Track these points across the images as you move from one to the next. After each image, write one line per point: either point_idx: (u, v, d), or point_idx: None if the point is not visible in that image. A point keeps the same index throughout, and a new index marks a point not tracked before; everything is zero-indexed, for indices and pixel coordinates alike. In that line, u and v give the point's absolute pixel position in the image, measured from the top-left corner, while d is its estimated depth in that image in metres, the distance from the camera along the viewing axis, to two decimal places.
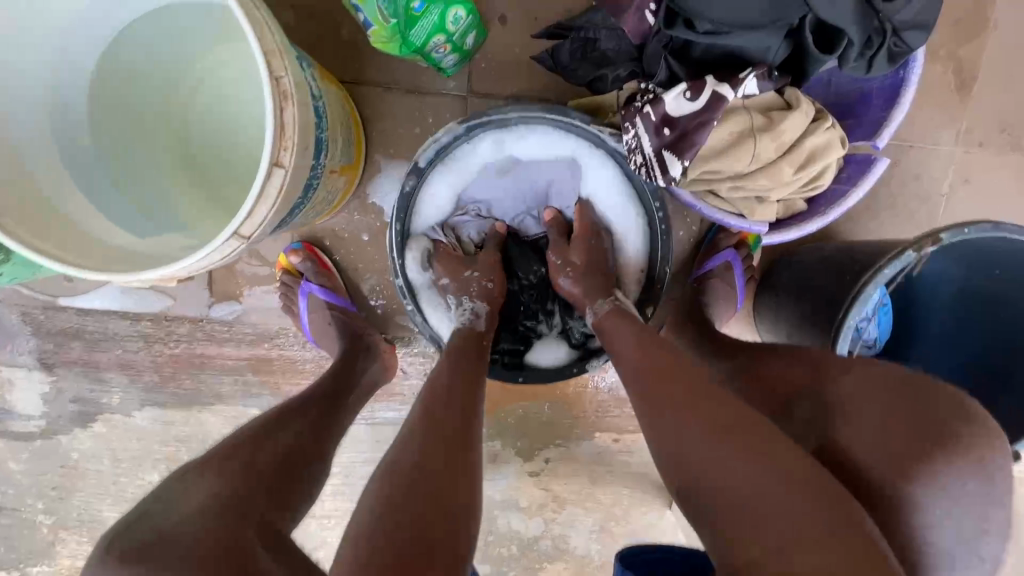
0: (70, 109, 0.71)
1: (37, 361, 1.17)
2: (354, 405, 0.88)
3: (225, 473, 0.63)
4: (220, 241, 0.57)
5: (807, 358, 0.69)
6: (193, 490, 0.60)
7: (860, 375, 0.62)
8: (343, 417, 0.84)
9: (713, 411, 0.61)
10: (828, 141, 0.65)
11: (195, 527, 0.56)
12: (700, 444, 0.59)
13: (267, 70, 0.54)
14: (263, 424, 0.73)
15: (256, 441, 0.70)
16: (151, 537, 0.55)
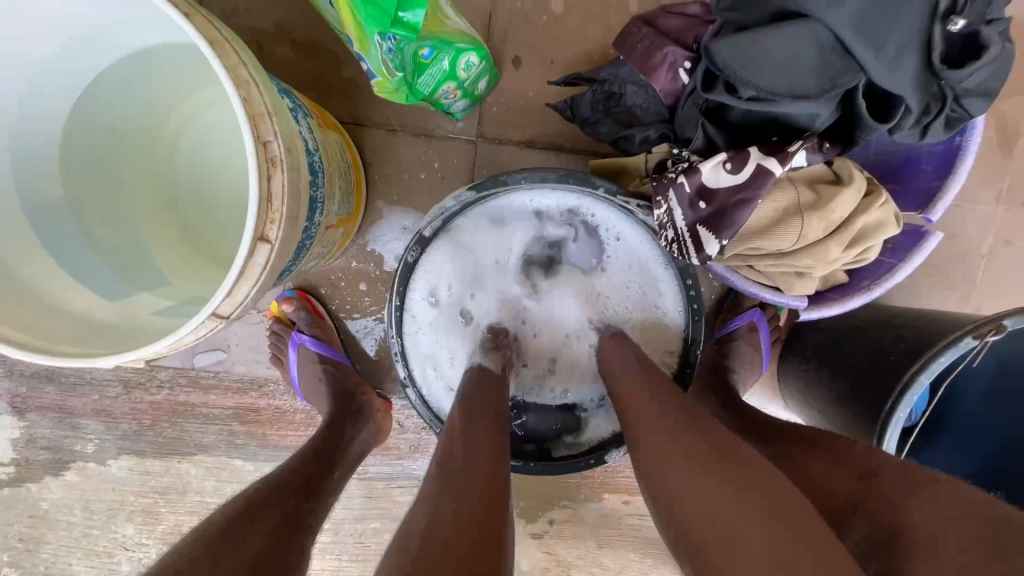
0: (40, 156, 0.64)
1: (8, 405, 1.10)
2: (339, 480, 0.81)
3: None
4: (195, 324, 0.50)
5: (850, 463, 0.62)
6: None
7: (926, 490, 0.54)
8: (322, 503, 0.75)
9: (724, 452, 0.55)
10: (882, 219, 0.58)
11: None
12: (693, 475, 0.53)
13: (252, 137, 0.48)
14: (231, 515, 0.65)
15: (224, 540, 0.61)
16: None
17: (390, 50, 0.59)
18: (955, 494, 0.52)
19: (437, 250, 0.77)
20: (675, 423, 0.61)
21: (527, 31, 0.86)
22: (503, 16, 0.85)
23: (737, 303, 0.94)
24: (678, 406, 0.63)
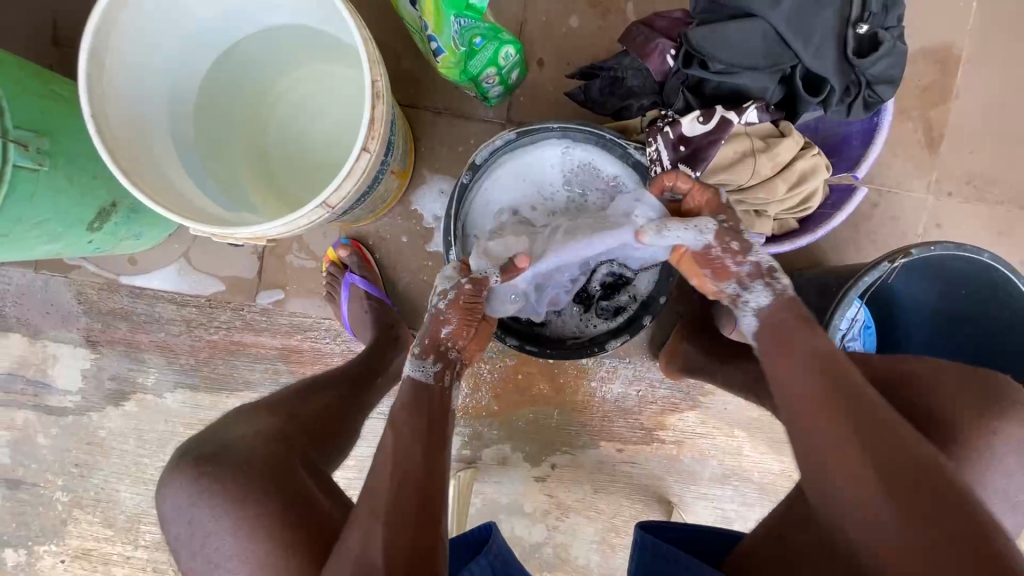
0: (184, 105, 0.84)
1: (84, 338, 1.25)
2: (385, 384, 1.01)
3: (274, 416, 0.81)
4: (311, 207, 0.69)
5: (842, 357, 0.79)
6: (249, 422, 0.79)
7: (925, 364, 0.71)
8: (375, 392, 0.97)
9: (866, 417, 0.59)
10: (815, 165, 0.80)
11: (243, 452, 0.74)
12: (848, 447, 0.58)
13: (368, 75, 0.68)
14: (306, 384, 0.91)
15: (305, 395, 0.88)
16: (215, 448, 0.74)
17: (457, 31, 0.83)
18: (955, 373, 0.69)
19: (483, 194, 0.90)
20: (835, 442, 0.59)
21: (550, 39, 1.08)
22: (531, 26, 1.08)
23: None
24: (840, 411, 0.60)
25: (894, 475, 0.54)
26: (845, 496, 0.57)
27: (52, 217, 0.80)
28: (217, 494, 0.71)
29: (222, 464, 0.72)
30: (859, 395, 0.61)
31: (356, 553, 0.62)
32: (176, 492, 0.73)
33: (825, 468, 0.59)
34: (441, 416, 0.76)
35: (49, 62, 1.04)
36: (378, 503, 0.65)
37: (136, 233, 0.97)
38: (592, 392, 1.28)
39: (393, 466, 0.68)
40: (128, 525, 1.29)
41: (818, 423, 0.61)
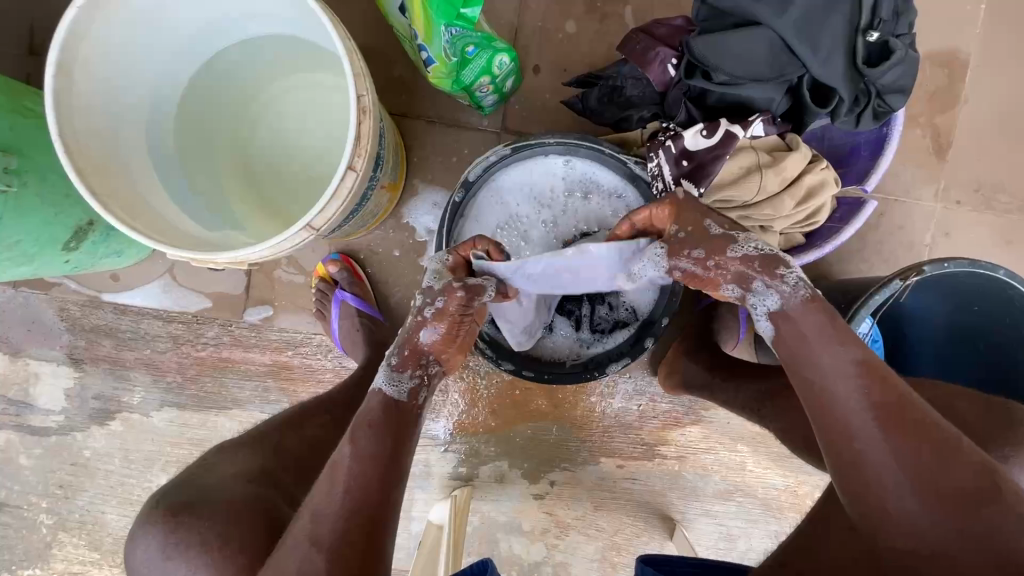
0: (164, 118, 0.80)
1: (66, 356, 1.21)
2: None
3: (255, 452, 0.84)
4: (295, 231, 0.65)
5: None
6: (229, 461, 0.82)
7: (937, 387, 0.74)
8: None
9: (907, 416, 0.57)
10: (824, 179, 0.77)
11: (225, 494, 0.76)
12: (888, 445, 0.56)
13: (354, 90, 0.65)
14: (291, 415, 0.91)
15: (293, 424, 0.89)
16: (191, 494, 0.76)
17: (449, 40, 0.79)
18: (969, 397, 0.72)
19: (481, 209, 0.86)
20: (901, 464, 0.55)
21: (545, 45, 1.05)
22: (527, 32, 1.05)
23: None
24: (904, 432, 0.56)
25: (952, 496, 0.54)
26: (904, 518, 0.55)
27: (23, 238, 0.76)
28: (190, 534, 0.71)
29: (199, 507, 0.74)
30: (916, 411, 0.57)
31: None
32: (147, 543, 0.73)
33: (886, 489, 0.56)
34: (404, 437, 0.70)
35: (24, 72, 0.99)
36: (320, 530, 0.61)
37: (116, 251, 0.93)
38: (592, 407, 1.25)
39: (344, 481, 0.64)
40: (115, 547, 1.25)
41: (880, 442, 0.56)
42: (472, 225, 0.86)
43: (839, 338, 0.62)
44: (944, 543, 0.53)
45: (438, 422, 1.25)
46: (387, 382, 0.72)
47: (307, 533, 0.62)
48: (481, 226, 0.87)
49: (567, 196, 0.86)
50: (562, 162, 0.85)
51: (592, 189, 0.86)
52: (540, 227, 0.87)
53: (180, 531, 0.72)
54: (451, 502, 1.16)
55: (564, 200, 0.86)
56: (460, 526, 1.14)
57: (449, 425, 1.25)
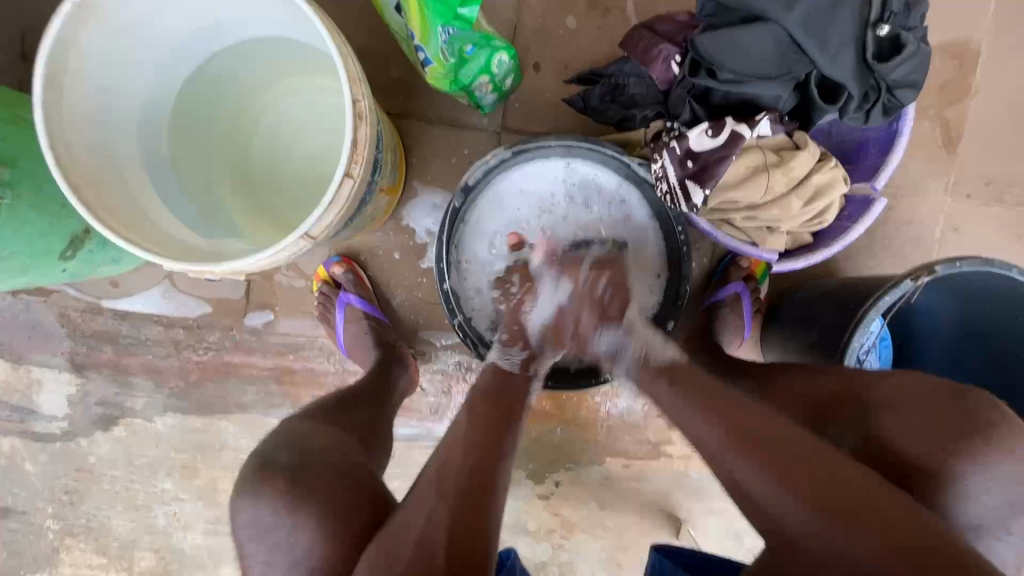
0: (156, 126, 0.78)
1: (68, 362, 1.21)
2: (393, 408, 0.97)
3: (332, 421, 0.83)
4: (292, 240, 0.64)
5: (829, 371, 0.78)
6: (316, 428, 0.80)
7: (900, 384, 0.70)
8: (385, 412, 0.94)
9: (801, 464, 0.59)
10: (833, 179, 0.75)
11: (330, 464, 0.72)
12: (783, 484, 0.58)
13: (349, 95, 0.63)
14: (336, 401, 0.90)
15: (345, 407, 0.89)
16: (301, 461, 0.72)
17: (445, 41, 0.78)
18: (925, 387, 0.68)
19: (480, 215, 0.87)
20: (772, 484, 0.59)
21: (545, 41, 1.03)
22: (526, 28, 1.02)
23: (724, 277, 1.06)
24: (756, 450, 0.61)
25: (829, 498, 0.56)
26: (811, 539, 0.55)
27: (17, 249, 0.75)
28: (301, 509, 0.67)
29: (312, 477, 0.70)
30: (761, 427, 0.63)
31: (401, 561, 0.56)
32: (249, 506, 0.69)
33: (782, 518, 0.58)
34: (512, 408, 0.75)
35: (17, 78, 0.98)
36: (446, 484, 0.63)
37: (113, 258, 0.91)
38: (597, 407, 1.24)
39: (460, 446, 0.67)
40: (122, 551, 1.26)
41: (745, 466, 0.61)
42: (473, 231, 0.88)
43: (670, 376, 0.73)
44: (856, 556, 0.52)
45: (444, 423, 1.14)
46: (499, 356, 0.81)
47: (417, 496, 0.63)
48: (481, 232, 0.88)
49: (567, 202, 0.87)
50: (563, 166, 0.86)
51: (593, 194, 0.87)
52: (541, 232, 0.88)
53: (278, 495, 0.68)
54: None
55: (564, 205, 0.87)
56: None
57: None
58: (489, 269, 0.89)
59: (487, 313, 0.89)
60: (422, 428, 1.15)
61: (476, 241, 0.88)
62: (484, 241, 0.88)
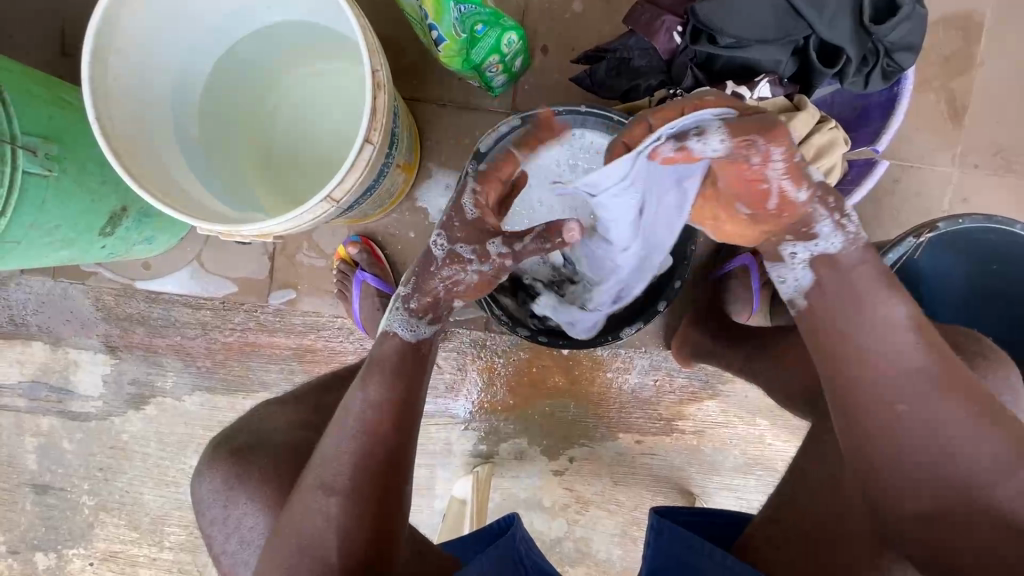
0: (186, 107, 0.84)
1: (103, 344, 1.27)
2: None
3: (301, 408, 0.94)
4: (316, 202, 0.69)
5: None
6: (278, 415, 0.93)
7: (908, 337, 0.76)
8: None
9: (963, 391, 0.61)
10: (834, 138, 0.79)
11: (276, 440, 0.88)
12: (936, 411, 0.60)
13: (369, 65, 0.68)
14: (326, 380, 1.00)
15: (323, 389, 0.97)
16: (249, 440, 0.89)
17: (458, 18, 0.83)
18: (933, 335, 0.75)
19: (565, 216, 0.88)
20: (959, 432, 0.59)
21: (554, 24, 1.06)
22: (534, 13, 1.06)
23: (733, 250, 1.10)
24: (950, 395, 0.60)
25: (981, 445, 0.58)
26: (965, 496, 0.58)
27: (62, 224, 0.81)
28: (237, 486, 0.84)
29: (256, 455, 0.87)
30: (967, 379, 0.62)
31: (320, 528, 0.67)
32: (211, 479, 0.86)
33: (927, 447, 0.60)
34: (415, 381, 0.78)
35: (59, 72, 1.04)
36: (340, 481, 0.69)
37: (147, 238, 0.97)
38: (608, 383, 1.26)
39: (349, 436, 0.71)
40: (153, 526, 1.31)
41: (940, 408, 0.60)
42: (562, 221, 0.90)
43: (887, 284, 0.66)
44: (996, 537, 0.56)
45: (459, 402, 1.26)
46: (404, 330, 0.78)
47: (328, 461, 0.71)
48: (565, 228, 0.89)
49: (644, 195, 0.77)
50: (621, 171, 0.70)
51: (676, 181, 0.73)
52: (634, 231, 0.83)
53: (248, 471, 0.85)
54: (473, 476, 1.20)
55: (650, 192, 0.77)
56: (483, 498, 1.19)
57: (470, 404, 1.26)
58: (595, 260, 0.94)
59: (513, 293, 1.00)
60: (439, 405, 1.27)
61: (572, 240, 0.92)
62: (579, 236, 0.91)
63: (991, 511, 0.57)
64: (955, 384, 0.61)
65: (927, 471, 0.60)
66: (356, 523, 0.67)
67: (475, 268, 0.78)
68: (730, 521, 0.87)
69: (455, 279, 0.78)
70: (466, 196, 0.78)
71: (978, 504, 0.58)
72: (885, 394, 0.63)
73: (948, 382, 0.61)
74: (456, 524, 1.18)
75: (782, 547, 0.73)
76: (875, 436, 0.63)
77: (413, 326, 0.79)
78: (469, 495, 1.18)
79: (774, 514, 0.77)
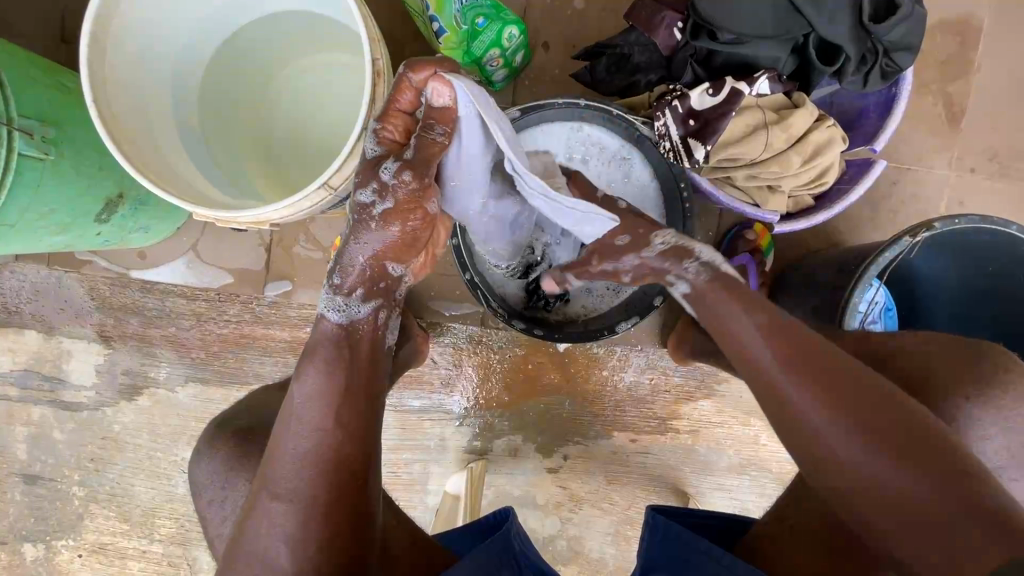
0: (184, 96, 0.84)
1: (96, 334, 1.26)
2: (396, 371, 1.02)
3: None
4: (315, 188, 0.70)
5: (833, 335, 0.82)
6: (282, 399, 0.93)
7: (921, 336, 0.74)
8: None
9: (835, 373, 0.62)
10: (832, 136, 0.82)
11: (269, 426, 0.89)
12: (810, 396, 0.61)
13: (369, 54, 0.69)
14: None
15: None
16: (246, 428, 0.88)
17: (458, 10, 0.86)
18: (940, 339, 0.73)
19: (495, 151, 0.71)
20: (845, 416, 0.59)
21: (556, 21, 1.06)
22: (536, 9, 1.06)
23: (730, 249, 1.08)
24: (819, 378, 0.62)
25: (869, 420, 0.58)
26: (874, 480, 0.56)
27: (57, 209, 0.80)
28: (228, 473, 0.84)
29: (251, 439, 0.86)
30: (837, 360, 0.63)
31: (266, 538, 0.64)
32: (202, 470, 0.86)
33: (825, 435, 0.59)
34: (364, 378, 0.72)
35: (57, 59, 1.04)
36: (281, 486, 0.65)
37: (143, 226, 0.96)
38: (604, 380, 1.25)
39: (296, 442, 0.67)
40: (144, 519, 1.30)
41: (812, 395, 0.61)
42: (454, 176, 0.73)
43: None
44: (920, 501, 0.53)
45: (454, 397, 1.26)
46: (333, 311, 0.73)
47: (278, 466, 0.66)
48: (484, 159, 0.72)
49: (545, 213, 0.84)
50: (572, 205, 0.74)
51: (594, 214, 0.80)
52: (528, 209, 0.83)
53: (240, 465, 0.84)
54: (467, 472, 1.19)
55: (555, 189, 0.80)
56: (477, 494, 1.19)
57: (465, 400, 1.26)
58: (492, 230, 0.85)
59: (515, 289, 1.02)
60: (433, 400, 1.26)
61: (465, 199, 0.77)
62: (473, 198, 0.78)
63: (909, 479, 0.54)
64: (828, 365, 0.62)
65: (839, 461, 0.58)
66: (302, 534, 0.63)
67: (379, 211, 0.70)
68: (725, 519, 0.87)
69: (361, 229, 0.70)
70: (368, 138, 0.69)
71: (891, 478, 0.55)
72: (776, 393, 0.64)
73: (818, 366, 0.63)
74: (448, 519, 1.17)
75: (789, 545, 0.74)
76: (789, 436, 0.63)
77: (344, 306, 0.73)
78: (463, 491, 1.17)
79: (781, 513, 0.78)
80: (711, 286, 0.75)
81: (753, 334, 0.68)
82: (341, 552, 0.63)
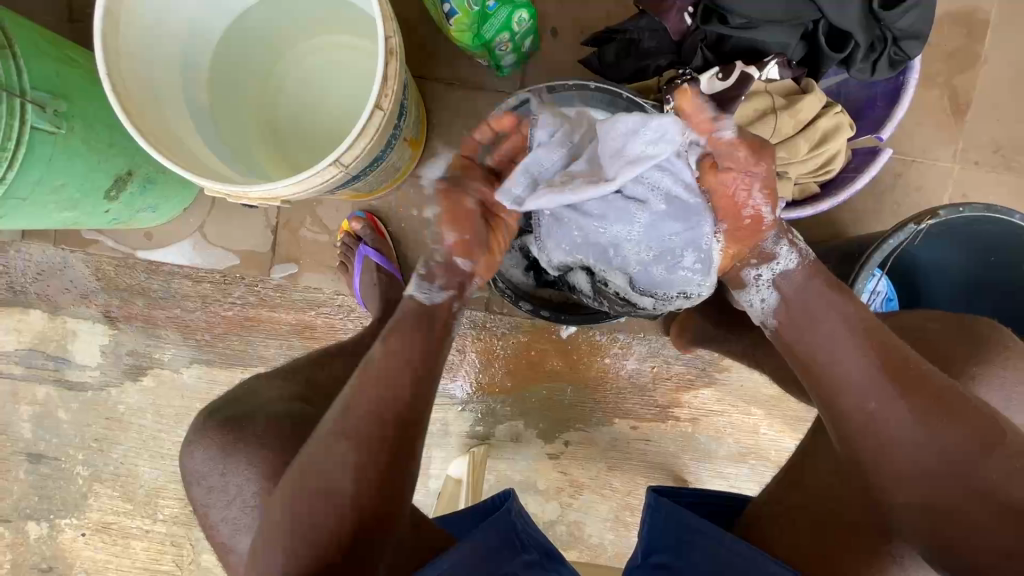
0: (194, 75, 0.84)
1: (102, 314, 1.27)
2: None
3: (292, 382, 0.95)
4: (325, 166, 0.70)
5: None
6: (272, 388, 0.94)
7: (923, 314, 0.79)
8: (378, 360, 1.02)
9: (929, 392, 0.63)
10: (839, 123, 0.83)
11: (264, 408, 0.89)
12: (896, 410, 0.64)
13: (382, 32, 0.69)
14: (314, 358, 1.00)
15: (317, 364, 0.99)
16: (244, 411, 0.90)
17: None
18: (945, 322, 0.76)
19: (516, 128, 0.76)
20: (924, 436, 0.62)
21: (565, 7, 1.07)
22: None
23: None
24: (910, 396, 0.64)
25: (954, 444, 0.60)
26: (937, 494, 0.60)
27: (68, 183, 0.81)
28: (236, 448, 0.85)
29: (247, 423, 0.87)
30: (932, 379, 0.64)
31: (334, 474, 0.63)
32: (206, 447, 0.87)
33: (895, 443, 0.63)
34: (436, 344, 0.74)
35: (66, 37, 1.04)
36: (359, 426, 0.66)
37: (150, 206, 0.97)
38: (606, 367, 1.26)
39: (377, 385, 0.68)
40: (147, 498, 1.31)
41: (897, 411, 0.64)
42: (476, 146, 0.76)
43: None
44: (981, 521, 0.57)
45: (457, 382, 1.27)
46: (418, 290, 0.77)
47: (354, 407, 0.67)
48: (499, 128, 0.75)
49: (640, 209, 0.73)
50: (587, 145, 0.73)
51: (655, 191, 0.72)
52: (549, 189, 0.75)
53: (246, 444, 0.85)
54: (470, 455, 1.21)
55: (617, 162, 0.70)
56: (478, 477, 1.20)
57: (467, 385, 1.27)
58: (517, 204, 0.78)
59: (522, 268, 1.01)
60: None
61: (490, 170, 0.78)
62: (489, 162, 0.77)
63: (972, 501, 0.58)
64: (921, 385, 0.64)
65: (903, 473, 0.63)
66: (364, 476, 0.63)
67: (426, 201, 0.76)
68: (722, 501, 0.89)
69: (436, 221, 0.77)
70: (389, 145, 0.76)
71: (952, 497, 0.59)
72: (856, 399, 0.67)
73: (907, 383, 0.64)
74: (451, 502, 1.18)
75: (785, 525, 0.76)
76: (856, 438, 0.67)
77: (429, 290, 0.76)
78: (465, 474, 1.18)
79: (778, 496, 0.80)
80: (807, 286, 0.74)
81: (845, 342, 0.69)
82: (376, 520, 0.63)
